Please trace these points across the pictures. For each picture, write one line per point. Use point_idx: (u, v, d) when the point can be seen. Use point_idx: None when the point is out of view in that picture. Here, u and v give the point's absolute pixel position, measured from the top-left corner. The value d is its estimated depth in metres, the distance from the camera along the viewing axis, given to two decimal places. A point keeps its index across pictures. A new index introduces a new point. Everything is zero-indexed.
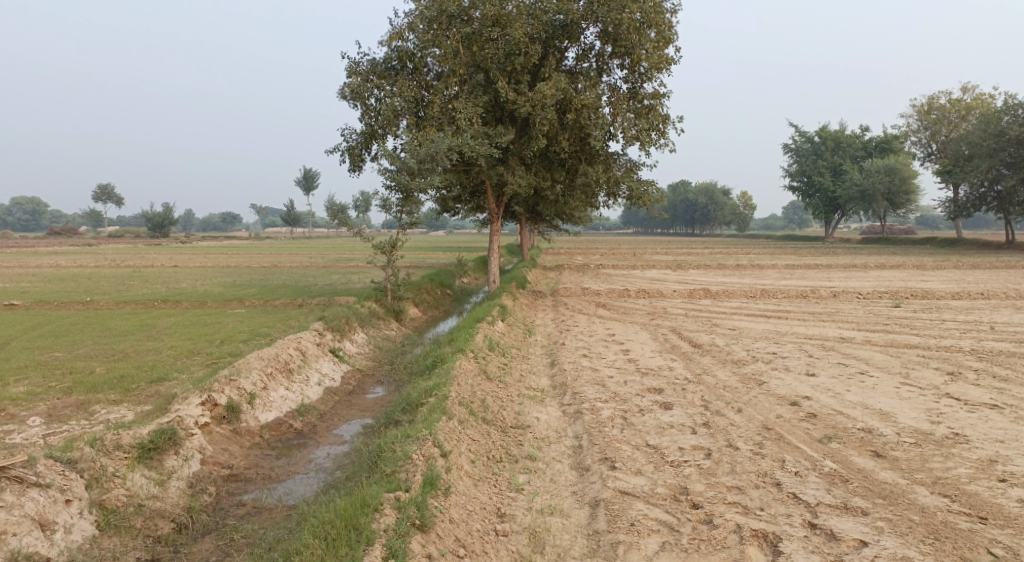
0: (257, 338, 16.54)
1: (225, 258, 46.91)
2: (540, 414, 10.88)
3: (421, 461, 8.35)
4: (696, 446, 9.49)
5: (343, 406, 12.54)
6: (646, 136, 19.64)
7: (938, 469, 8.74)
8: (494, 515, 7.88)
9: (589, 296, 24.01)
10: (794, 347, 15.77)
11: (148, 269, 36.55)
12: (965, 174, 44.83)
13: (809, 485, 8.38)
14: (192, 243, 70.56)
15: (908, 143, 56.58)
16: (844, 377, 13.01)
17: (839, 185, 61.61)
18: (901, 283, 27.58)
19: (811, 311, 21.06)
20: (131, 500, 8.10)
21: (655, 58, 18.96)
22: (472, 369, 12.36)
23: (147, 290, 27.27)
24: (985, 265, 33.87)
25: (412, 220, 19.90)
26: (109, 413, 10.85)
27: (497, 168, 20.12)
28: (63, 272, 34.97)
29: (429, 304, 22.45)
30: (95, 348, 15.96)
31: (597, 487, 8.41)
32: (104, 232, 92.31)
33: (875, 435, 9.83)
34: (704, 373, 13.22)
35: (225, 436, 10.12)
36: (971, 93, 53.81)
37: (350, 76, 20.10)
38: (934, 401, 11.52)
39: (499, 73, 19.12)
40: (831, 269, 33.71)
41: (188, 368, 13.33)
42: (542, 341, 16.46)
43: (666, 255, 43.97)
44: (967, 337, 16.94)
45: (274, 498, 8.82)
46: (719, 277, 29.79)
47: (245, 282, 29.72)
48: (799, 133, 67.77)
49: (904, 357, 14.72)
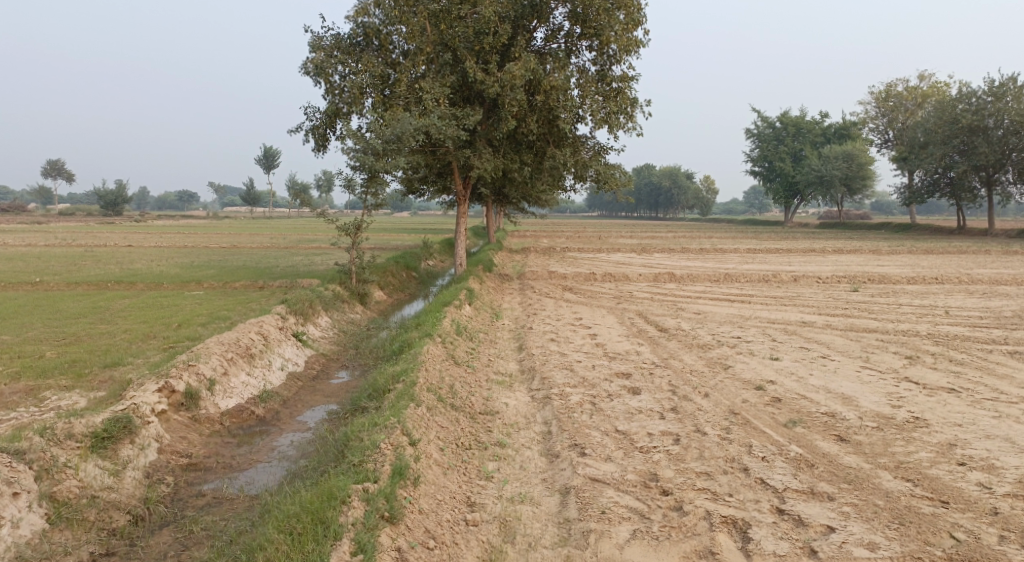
0: (217, 321, 16.17)
1: (182, 237, 45.75)
2: (508, 400, 10.78)
3: (389, 449, 8.20)
4: (665, 431, 9.48)
5: (307, 392, 12.31)
6: (615, 119, 19.52)
7: (900, 453, 8.84)
8: (463, 505, 7.78)
9: (555, 280, 23.94)
10: (758, 331, 15.87)
11: (101, 249, 35.51)
12: (921, 161, 45.61)
13: (776, 470, 8.43)
14: (148, 221, 68.72)
15: (866, 129, 57.36)
16: (807, 361, 13.14)
17: (799, 170, 62.35)
18: (859, 267, 28.02)
19: (773, 295, 21.26)
20: (84, 492, 7.82)
21: (623, 40, 18.82)
22: (439, 354, 12.20)
23: (101, 270, 26.53)
24: (939, 251, 34.54)
25: (376, 201, 19.57)
26: (61, 400, 10.50)
27: (465, 149, 19.88)
28: (12, 251, 33.78)
29: (393, 287, 22.17)
30: (46, 331, 15.44)
31: (567, 474, 8.35)
32: (56, 210, 89.76)
33: (839, 420, 9.91)
34: (671, 357, 13.25)
35: (184, 424, 9.86)
36: (927, 81, 54.67)
37: (314, 51, 19.61)
38: (894, 385, 11.67)
39: (467, 53, 18.87)
40: (791, 253, 34.12)
41: (145, 353, 12.97)
42: (509, 325, 16.35)
43: (629, 238, 44.06)
44: (924, 321, 17.24)
45: (236, 488, 8.61)
46: (683, 261, 29.96)
47: (202, 264, 29.04)
48: (761, 118, 68.34)
49: (864, 341, 14.90)
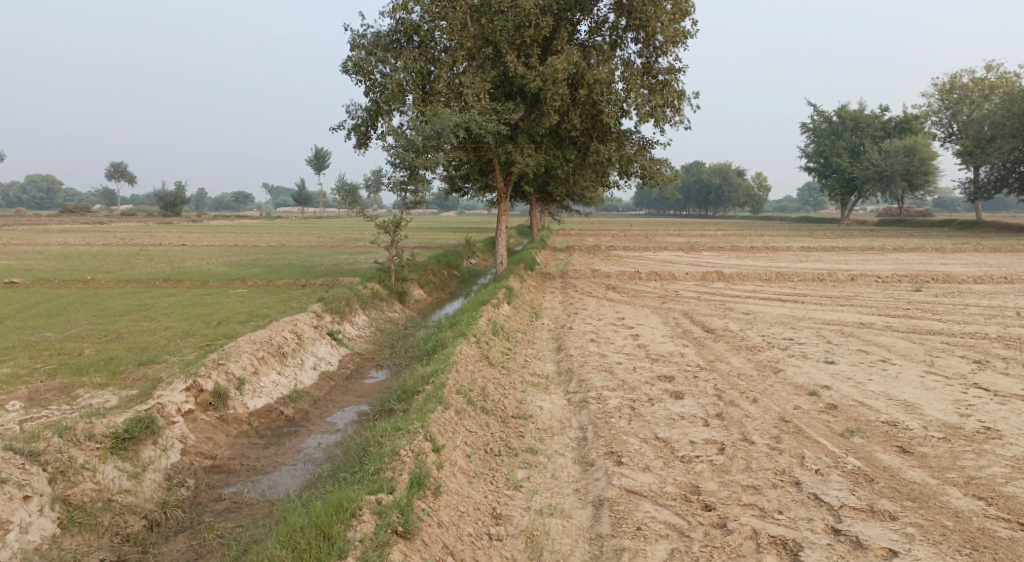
0: (256, 319, 16.01)
1: (234, 237, 46.15)
2: (543, 403, 10.26)
3: (410, 457, 7.76)
4: (709, 440, 8.85)
5: (339, 392, 11.98)
6: (661, 112, 18.83)
7: (970, 468, 8.06)
8: (488, 517, 7.29)
9: (599, 278, 23.35)
10: (812, 332, 15.06)
11: (154, 248, 35.91)
12: (987, 156, 43.64)
13: (831, 485, 7.74)
14: (204, 222, 69.92)
15: (929, 122, 55.16)
16: (866, 365, 12.33)
17: (857, 166, 60.34)
18: (920, 266, 26.73)
19: (828, 295, 20.29)
20: (99, 495, 7.55)
21: (669, 31, 18.08)
22: (473, 354, 11.74)
23: (150, 268, 26.81)
24: (1007, 248, 32.93)
25: (417, 199, 19.21)
26: (93, 398, 10.35)
27: (506, 145, 19.41)
28: (70, 250, 34.49)
29: (435, 286, 21.84)
30: (88, 328, 15.46)
31: (602, 485, 7.80)
32: (118, 209, 92.08)
33: (900, 430, 9.15)
34: (718, 360, 12.56)
35: (211, 424, 9.59)
36: (995, 71, 52.30)
37: (353, 49, 19.39)
38: (962, 392, 10.81)
39: (508, 47, 18.39)
40: (848, 251, 32.81)
41: (180, 351, 12.80)
42: (549, 325, 15.81)
43: (679, 236, 43.10)
44: (993, 323, 16.16)
45: (257, 493, 8.28)
46: (733, 259, 29.05)
47: (249, 262, 29.22)
48: (817, 113, 66.37)
49: (928, 344, 13.98)
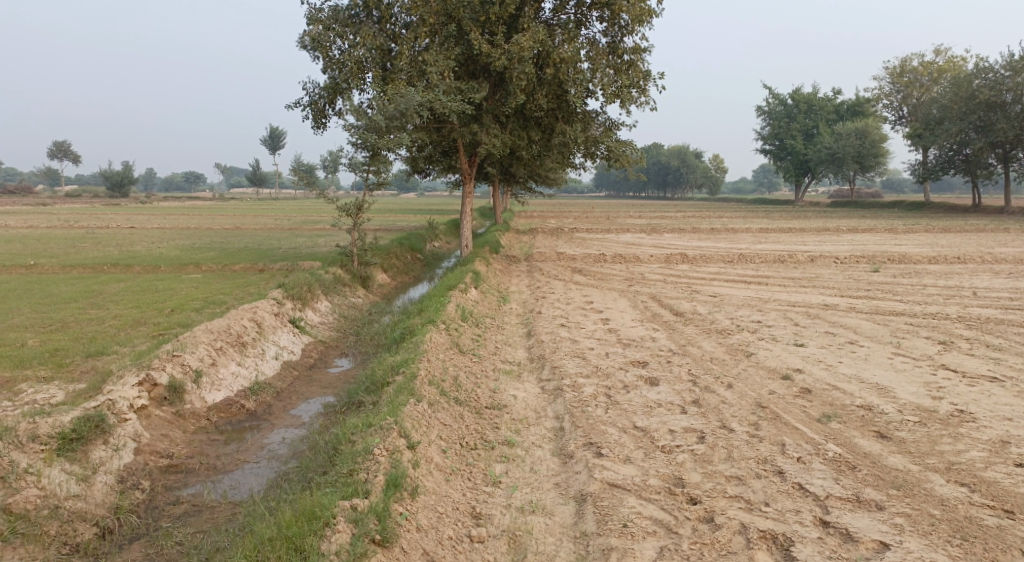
0: (211, 306, 15.40)
1: (186, 219, 44.78)
2: (517, 392, 9.96)
3: (384, 456, 7.39)
4: (688, 428, 8.64)
5: (303, 382, 11.50)
6: (627, 93, 18.53)
7: (950, 453, 7.98)
8: (468, 517, 6.97)
9: (564, 261, 23.09)
10: (779, 315, 14.98)
11: (102, 231, 34.59)
12: (936, 138, 44.28)
13: (815, 474, 7.58)
14: (157, 204, 68.05)
15: (880, 105, 55.87)
16: (835, 348, 12.25)
17: (811, 148, 60.96)
18: (877, 246, 26.95)
19: (791, 276, 20.31)
20: (45, 502, 7.04)
21: (636, 10, 17.76)
22: (442, 342, 11.36)
23: (98, 253, 25.72)
24: (957, 228, 33.55)
25: (379, 181, 18.61)
26: (37, 394, 9.75)
27: (471, 126, 18.94)
28: (13, 233, 33.12)
29: (397, 270, 21.34)
30: (32, 317, 14.68)
31: (583, 479, 7.53)
32: (63, 190, 88.92)
33: (877, 414, 9.04)
34: (689, 344, 12.38)
35: (166, 420, 9.08)
36: (944, 55, 53.10)
37: (310, 23, 18.67)
38: (931, 373, 10.78)
39: (472, 24, 17.91)
40: (804, 232, 33.06)
41: (131, 341, 12.18)
42: (517, 310, 15.50)
43: (639, 218, 43.08)
44: (952, 303, 16.29)
45: (218, 494, 7.83)
46: (694, 241, 29.04)
47: (204, 245, 28.37)
48: (772, 95, 66.81)
49: (893, 325, 14.00)
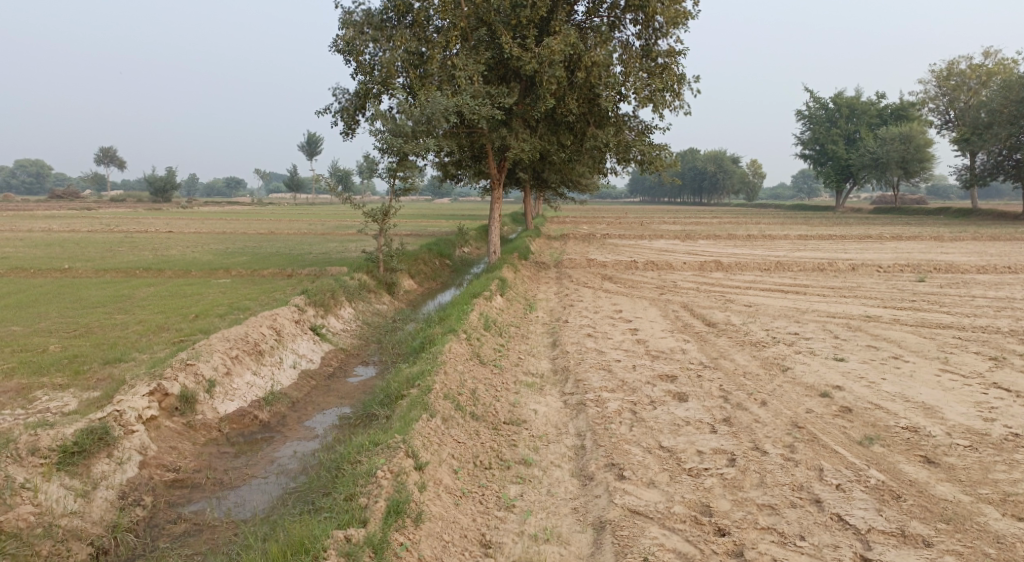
0: (235, 312, 15.20)
1: (223, 224, 44.86)
2: (537, 407, 9.51)
3: (389, 479, 7.02)
4: (717, 450, 8.11)
5: (320, 393, 11.18)
6: (659, 97, 18.01)
7: (1004, 482, 7.35)
8: (476, 546, 6.57)
9: (595, 268, 22.59)
10: (817, 326, 14.31)
11: (139, 236, 34.79)
12: (983, 143, 42.79)
13: (856, 504, 7.02)
14: (195, 209, 68.57)
15: (926, 109, 54.22)
16: (877, 363, 11.58)
17: (853, 152, 59.44)
18: (921, 255, 25.92)
19: (831, 285, 19.56)
20: (40, 519, 6.80)
21: (670, 12, 17.27)
22: (462, 353, 10.95)
23: (132, 257, 25.77)
24: (1005, 237, 32.27)
25: (407, 186, 18.32)
26: (50, 401, 9.58)
27: (500, 130, 18.56)
28: (52, 237, 33.38)
29: (425, 276, 21.05)
30: (58, 321, 14.62)
31: (602, 504, 7.07)
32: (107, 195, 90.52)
33: (923, 436, 8.42)
34: (721, 357, 11.81)
35: (176, 431, 8.81)
36: (993, 57, 51.35)
37: (343, 27, 18.47)
38: (982, 392, 10.08)
39: (503, 28, 17.56)
40: (845, 240, 32.03)
41: (151, 348, 12.00)
42: (544, 318, 15.06)
43: (673, 224, 42.22)
44: (1003, 316, 15.44)
45: (221, 512, 7.53)
46: (730, 248, 28.28)
47: (236, 250, 28.33)
48: (812, 99, 65.30)
49: (939, 339, 13.25)
